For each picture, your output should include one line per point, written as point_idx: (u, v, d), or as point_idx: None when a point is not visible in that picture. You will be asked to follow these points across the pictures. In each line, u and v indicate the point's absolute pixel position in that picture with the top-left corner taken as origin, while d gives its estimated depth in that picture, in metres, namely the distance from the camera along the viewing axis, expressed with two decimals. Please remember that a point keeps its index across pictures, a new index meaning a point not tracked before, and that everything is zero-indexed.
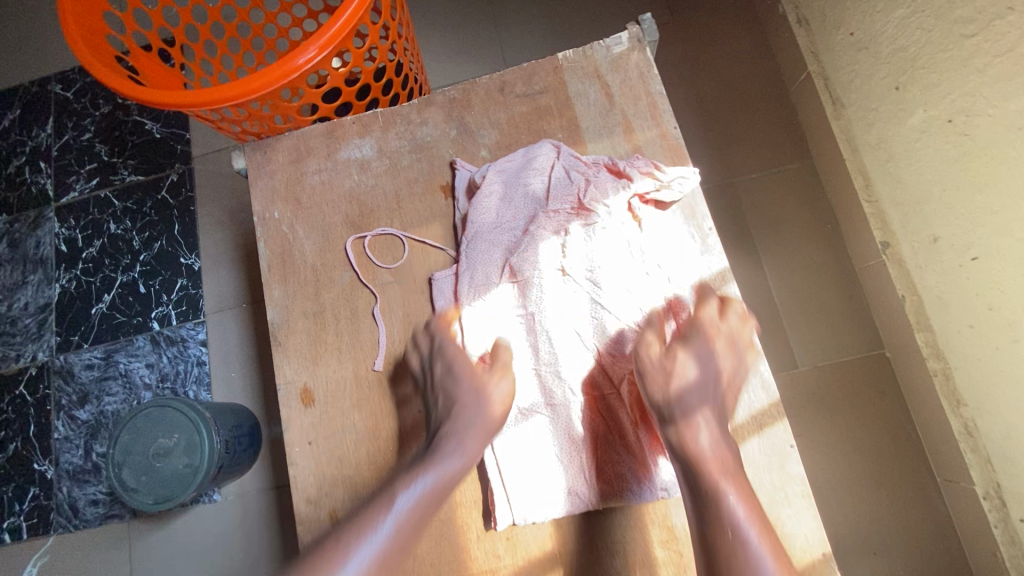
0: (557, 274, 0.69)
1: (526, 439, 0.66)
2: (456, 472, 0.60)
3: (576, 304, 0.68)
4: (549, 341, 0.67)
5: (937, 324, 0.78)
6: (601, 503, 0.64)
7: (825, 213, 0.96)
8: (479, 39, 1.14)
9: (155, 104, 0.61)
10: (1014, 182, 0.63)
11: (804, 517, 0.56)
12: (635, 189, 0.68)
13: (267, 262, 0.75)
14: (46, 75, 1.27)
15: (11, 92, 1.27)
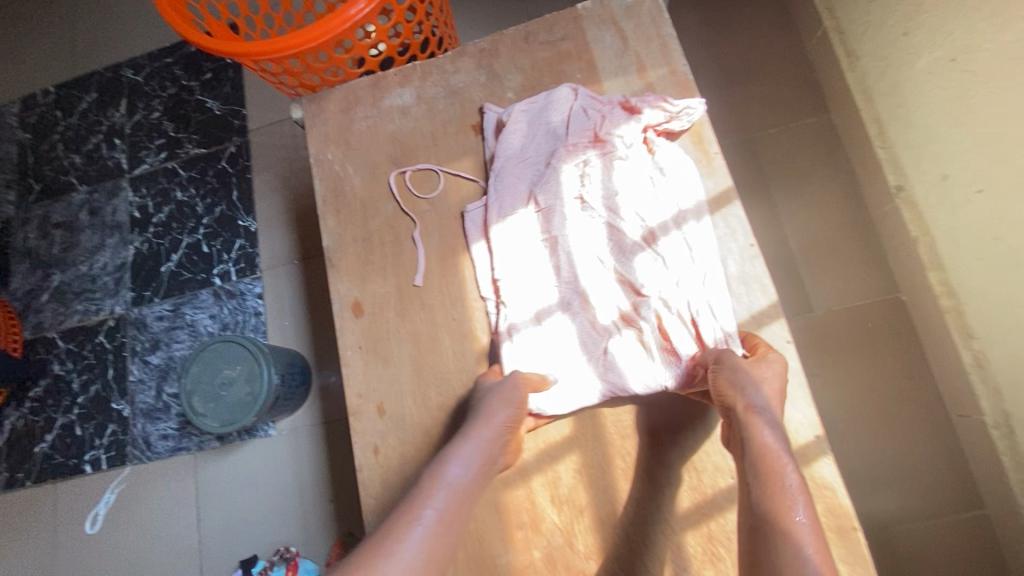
0: (576, 203, 0.73)
1: (536, 345, 0.71)
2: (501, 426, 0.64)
3: (594, 230, 0.72)
4: (569, 261, 0.71)
5: (948, 262, 0.95)
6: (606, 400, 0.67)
7: (843, 166, 1.14)
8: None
9: (237, 53, 0.77)
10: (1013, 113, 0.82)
11: (799, 403, 0.64)
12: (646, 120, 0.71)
13: (321, 197, 0.83)
14: (157, 69, 1.59)
15: (137, 85, 1.60)
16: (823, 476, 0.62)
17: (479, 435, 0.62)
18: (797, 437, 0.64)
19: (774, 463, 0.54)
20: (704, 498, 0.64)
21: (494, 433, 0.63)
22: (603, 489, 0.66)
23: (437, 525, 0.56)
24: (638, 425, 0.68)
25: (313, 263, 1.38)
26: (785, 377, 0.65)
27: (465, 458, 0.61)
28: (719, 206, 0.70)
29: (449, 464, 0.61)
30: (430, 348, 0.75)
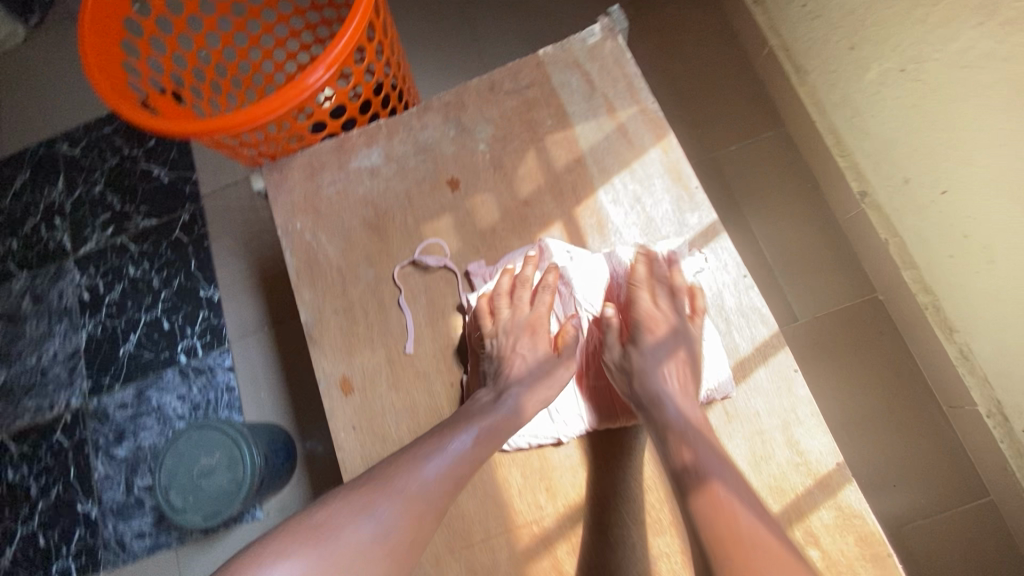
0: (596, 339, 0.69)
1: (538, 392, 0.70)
2: (490, 433, 0.62)
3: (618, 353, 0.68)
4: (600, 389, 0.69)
5: (920, 261, 0.98)
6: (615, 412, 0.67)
7: (805, 175, 1.17)
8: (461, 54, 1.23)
9: (190, 132, 0.73)
10: (967, 117, 0.82)
11: (816, 432, 0.63)
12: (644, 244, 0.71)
13: (294, 269, 0.78)
14: (95, 140, 1.51)
15: (74, 159, 1.51)
16: (851, 505, 0.60)
17: (473, 433, 0.61)
18: (818, 467, 0.62)
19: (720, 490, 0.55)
20: None
21: (484, 440, 0.61)
22: (631, 549, 0.63)
23: (391, 520, 0.56)
24: (659, 476, 0.65)
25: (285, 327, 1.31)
26: (799, 406, 0.64)
27: (436, 475, 0.59)
28: (707, 240, 0.70)
29: (417, 478, 0.58)
30: (430, 418, 0.71)
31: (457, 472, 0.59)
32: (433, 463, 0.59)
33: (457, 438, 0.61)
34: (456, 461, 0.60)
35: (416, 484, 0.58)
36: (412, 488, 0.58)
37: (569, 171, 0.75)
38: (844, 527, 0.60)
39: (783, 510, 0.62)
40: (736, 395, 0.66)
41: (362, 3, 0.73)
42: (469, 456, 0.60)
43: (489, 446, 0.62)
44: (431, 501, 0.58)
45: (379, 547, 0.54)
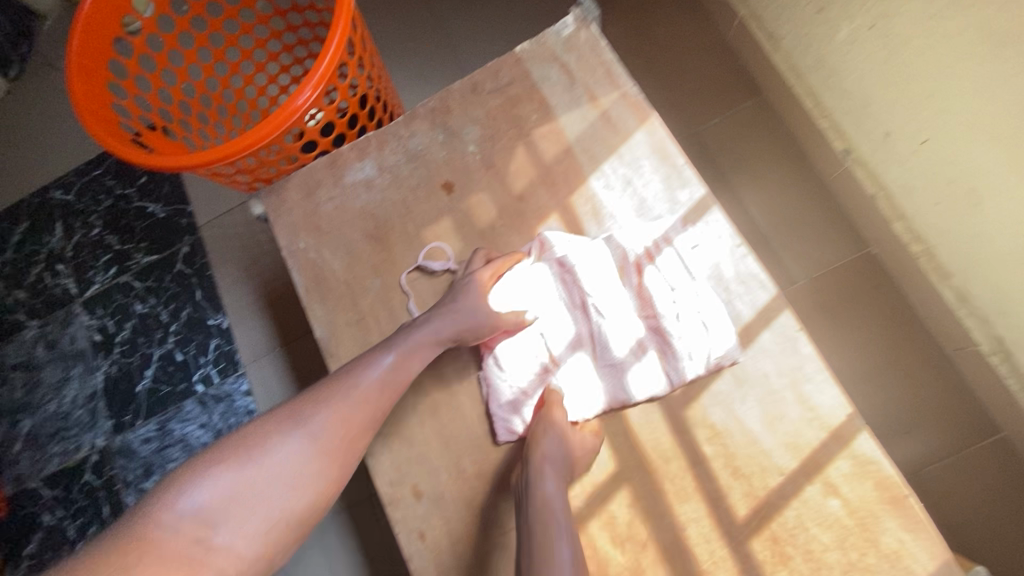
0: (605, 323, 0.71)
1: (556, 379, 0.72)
2: (415, 357, 0.67)
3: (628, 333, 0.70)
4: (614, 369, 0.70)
5: (909, 211, 0.98)
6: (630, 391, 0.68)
7: (789, 140, 1.18)
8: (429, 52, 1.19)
9: (189, 165, 0.75)
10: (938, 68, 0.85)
11: (825, 387, 0.65)
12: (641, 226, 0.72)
13: (303, 287, 0.80)
14: (88, 183, 1.52)
15: (69, 204, 1.52)
16: (865, 452, 0.63)
17: (397, 352, 0.66)
18: (830, 420, 0.65)
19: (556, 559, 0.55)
20: (760, 502, 0.64)
21: (411, 359, 0.67)
22: (660, 519, 0.65)
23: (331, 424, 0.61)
24: (680, 446, 0.67)
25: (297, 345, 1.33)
26: (805, 364, 0.66)
27: (365, 389, 0.63)
28: (699, 214, 0.72)
29: (345, 395, 0.62)
30: (452, 416, 0.73)
31: (386, 385, 0.64)
32: (360, 381, 0.63)
33: (382, 359, 0.65)
34: (384, 376, 0.64)
35: (346, 398, 0.62)
36: (344, 403, 0.62)
37: (559, 162, 0.77)
38: (862, 474, 0.63)
39: (802, 465, 0.64)
40: (744, 360, 0.68)
41: (340, 22, 0.75)
42: (397, 369, 0.65)
43: (416, 362, 0.67)
44: (362, 411, 0.63)
45: (311, 451, 0.59)
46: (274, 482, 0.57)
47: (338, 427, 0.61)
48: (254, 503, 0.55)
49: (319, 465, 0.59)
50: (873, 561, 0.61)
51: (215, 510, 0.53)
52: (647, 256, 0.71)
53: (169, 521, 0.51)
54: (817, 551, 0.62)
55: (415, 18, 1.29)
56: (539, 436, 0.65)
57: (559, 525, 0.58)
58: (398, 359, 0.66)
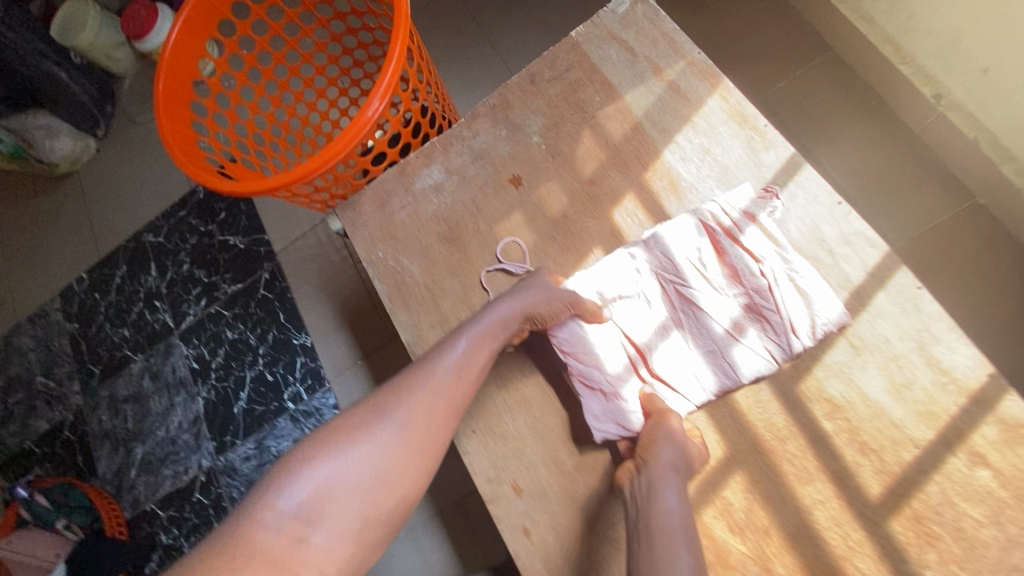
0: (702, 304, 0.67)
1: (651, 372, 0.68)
2: (489, 341, 0.65)
3: (728, 312, 0.66)
4: (717, 352, 0.66)
5: (1019, 151, 0.91)
6: (737, 375, 0.64)
7: (867, 91, 1.09)
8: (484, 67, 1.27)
9: (272, 188, 0.78)
10: None
11: (957, 347, 0.59)
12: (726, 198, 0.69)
13: (385, 295, 0.82)
14: (174, 224, 1.65)
15: (161, 244, 1.65)
16: (1018, 416, 0.56)
17: (468, 336, 0.65)
18: (968, 383, 0.58)
19: None
20: (895, 478, 0.58)
21: (484, 344, 0.65)
22: (781, 503, 0.61)
23: (416, 413, 0.60)
24: (795, 424, 0.62)
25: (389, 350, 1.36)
26: (931, 323, 0.61)
27: (442, 377, 0.62)
28: (789, 175, 0.68)
29: (423, 385, 0.62)
30: (546, 409, 0.72)
31: (461, 372, 0.63)
32: (436, 371, 0.63)
33: (455, 345, 0.65)
34: (459, 364, 0.63)
35: (424, 389, 0.62)
36: (423, 392, 0.61)
37: (629, 142, 0.75)
38: (1014, 440, 0.56)
39: (940, 434, 0.58)
40: (859, 324, 0.63)
41: (400, 30, 0.76)
42: (471, 356, 0.64)
43: (489, 348, 0.65)
44: (442, 400, 0.61)
45: (397, 443, 0.58)
46: (371, 474, 0.56)
47: (420, 418, 0.60)
48: (353, 494, 0.55)
49: (406, 457, 0.58)
50: None
51: (314, 507, 0.53)
52: (735, 230, 0.66)
53: (273, 523, 0.51)
54: (970, 529, 0.56)
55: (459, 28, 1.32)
56: (657, 437, 0.61)
57: (679, 542, 0.55)
58: (472, 345, 0.65)
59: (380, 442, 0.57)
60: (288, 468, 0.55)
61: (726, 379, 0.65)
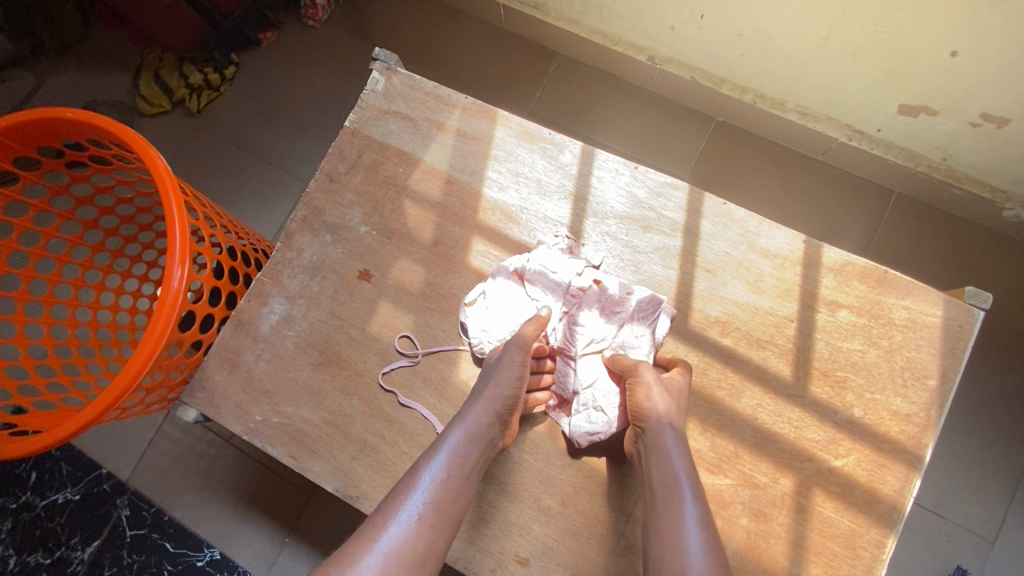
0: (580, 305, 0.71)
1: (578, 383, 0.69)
2: (473, 451, 0.59)
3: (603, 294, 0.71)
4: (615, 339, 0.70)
5: (724, 74, 1.12)
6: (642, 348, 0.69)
7: (601, 75, 1.28)
8: (286, 194, 1.29)
9: (93, 418, 0.65)
10: None
11: (773, 232, 0.72)
12: (551, 211, 0.76)
13: (286, 455, 0.72)
14: None
15: None
16: (837, 259, 0.70)
17: (480, 407, 0.62)
18: (795, 254, 0.70)
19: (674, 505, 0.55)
20: (794, 353, 0.68)
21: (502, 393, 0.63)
22: (733, 423, 0.67)
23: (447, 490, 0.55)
24: (706, 353, 0.69)
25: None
26: (747, 225, 0.72)
27: (416, 516, 0.52)
28: (589, 163, 0.76)
29: (427, 480, 0.55)
30: (506, 469, 0.68)
31: (442, 508, 0.54)
32: (424, 493, 0.54)
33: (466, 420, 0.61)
34: (449, 481, 0.56)
35: (414, 516, 0.52)
36: (400, 538, 0.50)
37: (449, 194, 0.78)
38: (845, 279, 0.69)
39: (801, 302, 0.69)
40: (703, 251, 0.72)
41: (168, 186, 0.68)
42: (464, 458, 0.58)
43: (472, 460, 0.58)
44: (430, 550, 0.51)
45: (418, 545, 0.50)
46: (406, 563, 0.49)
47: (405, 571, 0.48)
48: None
49: None
50: (901, 336, 0.67)
51: None
52: (576, 235, 0.74)
53: None
54: (858, 359, 0.67)
55: (238, 172, 1.32)
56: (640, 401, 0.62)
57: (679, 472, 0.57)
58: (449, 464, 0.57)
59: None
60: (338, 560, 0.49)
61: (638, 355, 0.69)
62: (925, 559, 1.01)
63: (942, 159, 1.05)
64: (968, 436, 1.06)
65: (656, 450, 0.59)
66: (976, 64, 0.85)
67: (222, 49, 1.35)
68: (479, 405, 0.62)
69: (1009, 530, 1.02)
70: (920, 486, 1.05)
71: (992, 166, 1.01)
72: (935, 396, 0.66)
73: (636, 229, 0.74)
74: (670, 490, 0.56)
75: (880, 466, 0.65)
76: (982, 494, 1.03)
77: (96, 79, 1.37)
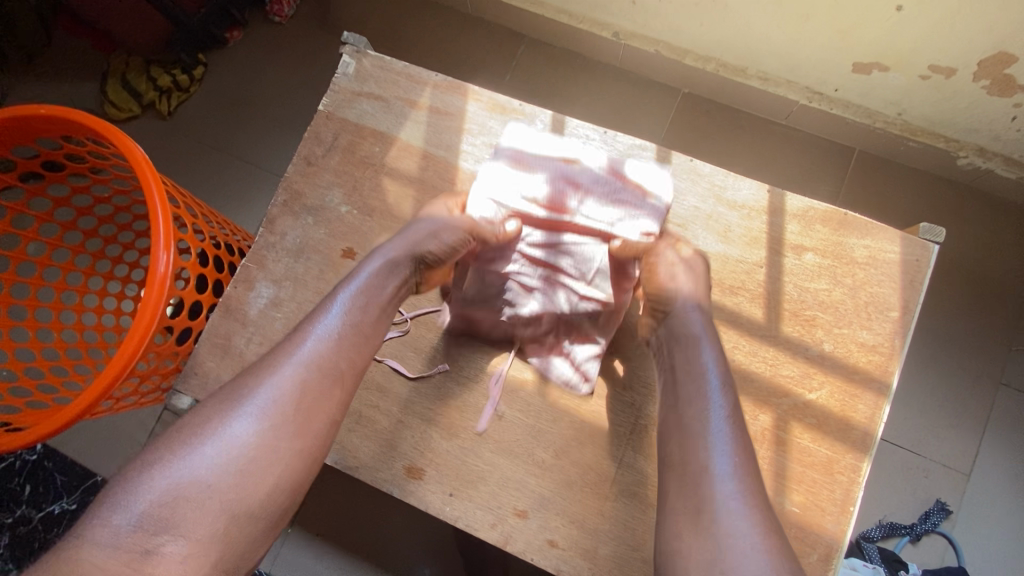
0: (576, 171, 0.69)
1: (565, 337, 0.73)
2: (342, 333, 0.58)
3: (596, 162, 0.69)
4: (616, 201, 0.69)
5: (687, 45, 1.15)
6: (643, 208, 0.69)
7: (569, 53, 1.30)
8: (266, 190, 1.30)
9: (92, 404, 0.66)
10: None
11: (739, 184, 0.75)
12: None
13: None
14: None
15: None
16: (799, 205, 0.73)
17: (343, 303, 0.60)
18: (761, 203, 0.74)
19: (702, 425, 0.55)
20: (766, 297, 0.71)
21: (373, 291, 0.62)
22: None
23: (304, 381, 0.55)
24: None
25: (314, 492, 1.06)
26: (714, 179, 0.76)
27: (252, 433, 0.51)
28: (561, 131, 0.78)
29: (281, 377, 0.54)
30: (500, 428, 0.71)
31: (301, 396, 0.54)
32: (281, 390, 0.54)
33: (327, 314, 0.59)
34: (310, 367, 0.55)
35: (269, 406, 0.53)
36: (252, 433, 0.51)
37: (426, 169, 0.80)
38: (808, 223, 0.73)
39: (769, 248, 0.72)
40: (674, 207, 0.75)
41: (147, 174, 0.69)
42: (328, 351, 0.57)
43: (318, 376, 0.55)
44: (243, 477, 0.50)
45: (270, 432, 0.52)
46: (252, 453, 0.51)
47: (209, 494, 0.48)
48: (242, 467, 0.50)
49: (212, 524, 0.48)
50: (863, 274, 0.71)
51: (172, 506, 0.47)
52: None
53: (135, 498, 0.47)
54: (825, 298, 0.71)
55: (215, 172, 1.32)
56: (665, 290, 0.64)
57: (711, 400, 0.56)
58: (288, 385, 0.54)
59: (166, 540, 0.46)
60: (183, 442, 0.50)
61: (642, 214, 0.69)
62: (904, 494, 1.06)
63: (896, 113, 1.10)
64: (939, 376, 1.11)
65: (689, 382, 0.58)
66: (920, 18, 0.89)
67: (189, 50, 1.34)
68: (343, 300, 0.60)
69: (982, 461, 1.07)
70: (898, 426, 1.10)
71: (944, 116, 1.06)
72: (898, 326, 0.70)
73: None
74: (702, 427, 0.54)
75: (851, 395, 0.68)
76: (955, 430, 1.08)
77: (62, 88, 1.36)
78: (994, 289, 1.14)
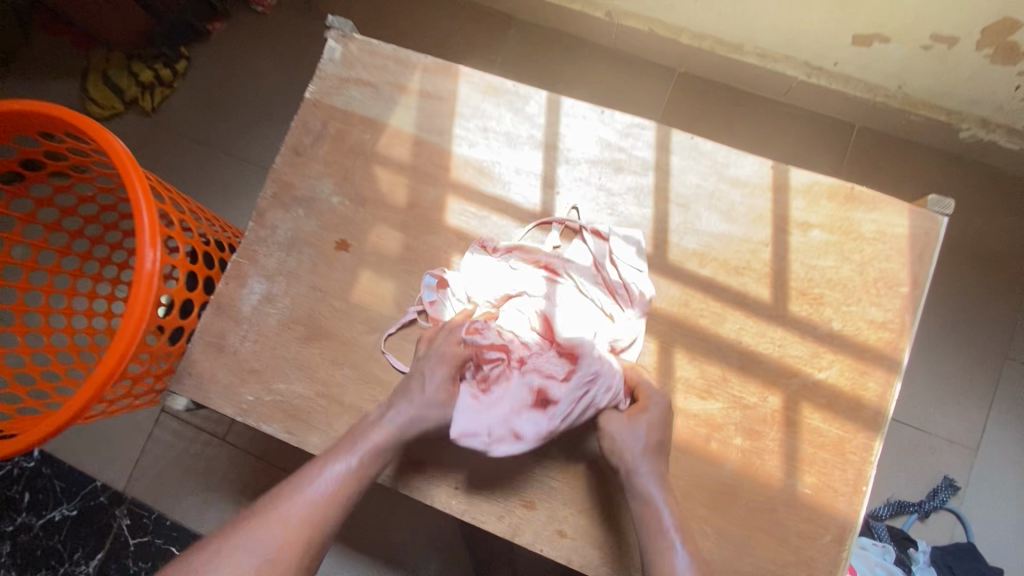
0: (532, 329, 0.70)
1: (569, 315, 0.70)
2: (367, 466, 0.62)
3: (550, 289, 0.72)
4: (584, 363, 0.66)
5: (682, 23, 1.12)
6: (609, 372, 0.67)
7: (561, 36, 1.27)
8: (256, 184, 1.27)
9: (81, 411, 0.63)
10: None
11: (741, 160, 0.73)
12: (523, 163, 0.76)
13: (283, 431, 0.71)
14: None
15: None
16: (804, 181, 0.71)
17: (372, 437, 0.63)
18: (765, 180, 0.72)
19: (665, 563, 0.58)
20: (772, 276, 0.69)
21: (404, 420, 0.64)
22: (719, 349, 0.68)
23: (318, 507, 0.59)
24: (688, 284, 0.70)
25: None
26: (716, 156, 0.74)
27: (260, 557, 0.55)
28: (556, 111, 0.76)
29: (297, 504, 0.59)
30: None
31: (311, 523, 0.58)
32: (292, 514, 0.58)
33: (355, 449, 0.62)
34: (324, 498, 0.59)
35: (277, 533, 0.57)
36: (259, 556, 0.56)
37: (419, 155, 0.77)
38: (814, 199, 0.71)
39: (774, 226, 0.71)
40: (675, 186, 0.73)
41: (129, 170, 0.66)
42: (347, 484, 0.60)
43: (333, 507, 0.60)
44: None
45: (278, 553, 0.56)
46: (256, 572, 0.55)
47: None
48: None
49: None
50: (871, 249, 0.69)
51: None
52: (549, 184, 0.75)
53: None
54: (833, 275, 0.69)
55: (203, 168, 1.29)
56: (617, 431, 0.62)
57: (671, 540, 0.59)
58: (301, 510, 0.58)
59: None
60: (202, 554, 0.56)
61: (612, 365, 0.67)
62: (912, 472, 1.06)
63: (897, 86, 1.08)
64: (945, 352, 1.10)
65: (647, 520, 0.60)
66: None
67: (171, 43, 1.31)
68: (370, 433, 0.63)
69: (989, 437, 1.06)
70: (905, 404, 1.09)
71: (945, 88, 1.04)
72: (907, 302, 0.68)
73: (608, 173, 0.74)
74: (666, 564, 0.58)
75: (862, 373, 0.67)
76: (961, 406, 1.08)
77: (41, 87, 1.32)
78: (998, 262, 1.12)
